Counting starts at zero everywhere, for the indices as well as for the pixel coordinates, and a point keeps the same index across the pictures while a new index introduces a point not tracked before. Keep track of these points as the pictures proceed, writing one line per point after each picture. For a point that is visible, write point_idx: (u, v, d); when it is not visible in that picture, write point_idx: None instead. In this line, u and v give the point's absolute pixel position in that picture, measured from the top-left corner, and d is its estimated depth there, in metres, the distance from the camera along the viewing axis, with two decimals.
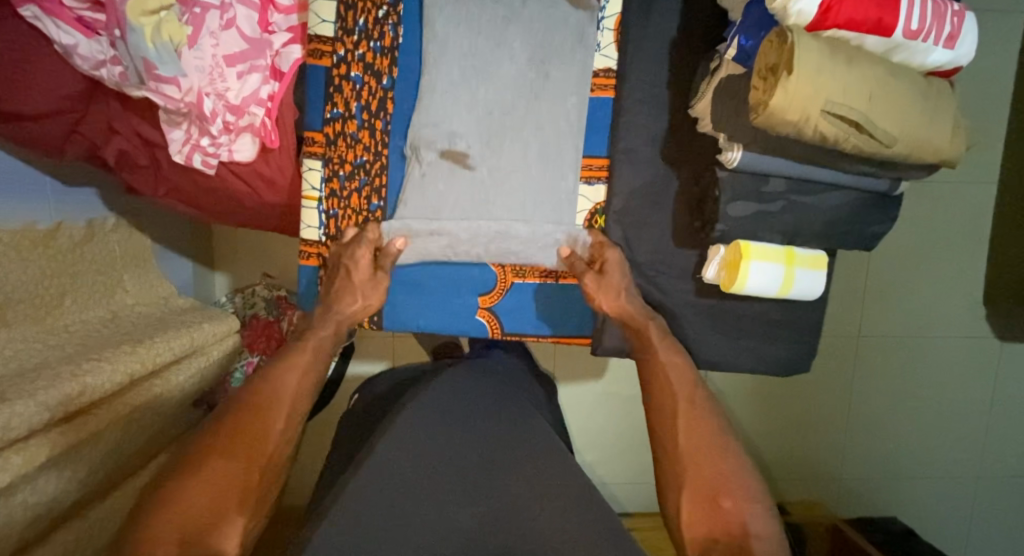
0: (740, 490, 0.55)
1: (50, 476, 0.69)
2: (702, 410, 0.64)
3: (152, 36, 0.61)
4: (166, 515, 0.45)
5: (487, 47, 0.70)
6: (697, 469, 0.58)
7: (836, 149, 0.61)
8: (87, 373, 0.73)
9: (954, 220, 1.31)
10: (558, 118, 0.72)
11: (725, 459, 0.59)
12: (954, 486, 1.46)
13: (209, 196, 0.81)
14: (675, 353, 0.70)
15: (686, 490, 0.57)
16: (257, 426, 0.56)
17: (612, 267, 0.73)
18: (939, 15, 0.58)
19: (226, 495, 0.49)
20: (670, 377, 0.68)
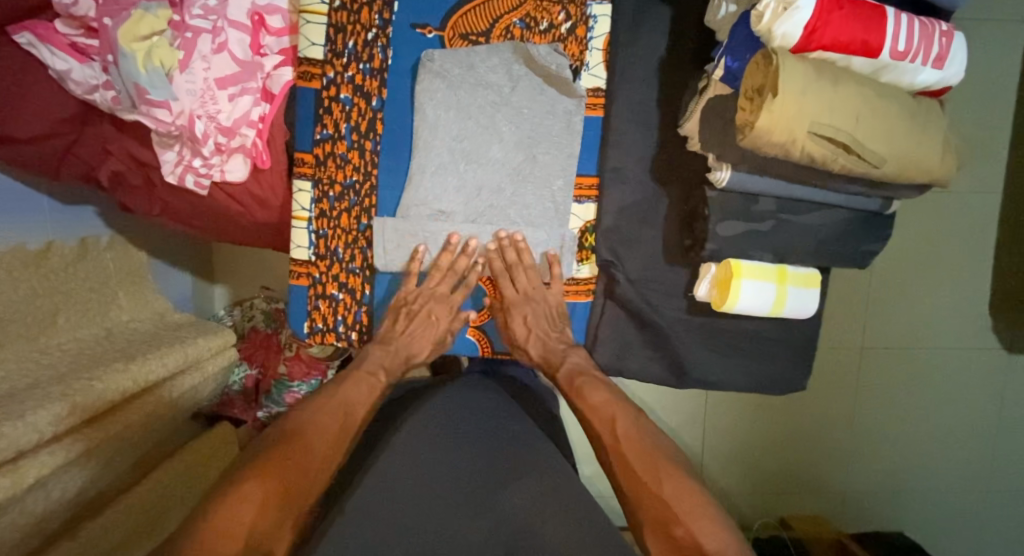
0: (687, 512, 0.58)
1: (40, 494, 0.70)
2: (638, 446, 0.67)
3: (143, 62, 0.63)
4: (216, 520, 0.49)
5: (477, 133, 0.72)
6: (649, 502, 0.60)
7: (825, 169, 0.61)
8: (80, 392, 0.74)
9: (957, 231, 1.30)
10: (546, 200, 0.74)
11: (670, 483, 0.61)
12: (962, 500, 1.44)
13: (203, 215, 0.81)
14: (596, 389, 0.74)
15: (644, 525, 0.59)
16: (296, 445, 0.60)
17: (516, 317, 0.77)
18: (926, 36, 0.58)
19: (266, 505, 0.52)
20: (597, 423, 0.71)
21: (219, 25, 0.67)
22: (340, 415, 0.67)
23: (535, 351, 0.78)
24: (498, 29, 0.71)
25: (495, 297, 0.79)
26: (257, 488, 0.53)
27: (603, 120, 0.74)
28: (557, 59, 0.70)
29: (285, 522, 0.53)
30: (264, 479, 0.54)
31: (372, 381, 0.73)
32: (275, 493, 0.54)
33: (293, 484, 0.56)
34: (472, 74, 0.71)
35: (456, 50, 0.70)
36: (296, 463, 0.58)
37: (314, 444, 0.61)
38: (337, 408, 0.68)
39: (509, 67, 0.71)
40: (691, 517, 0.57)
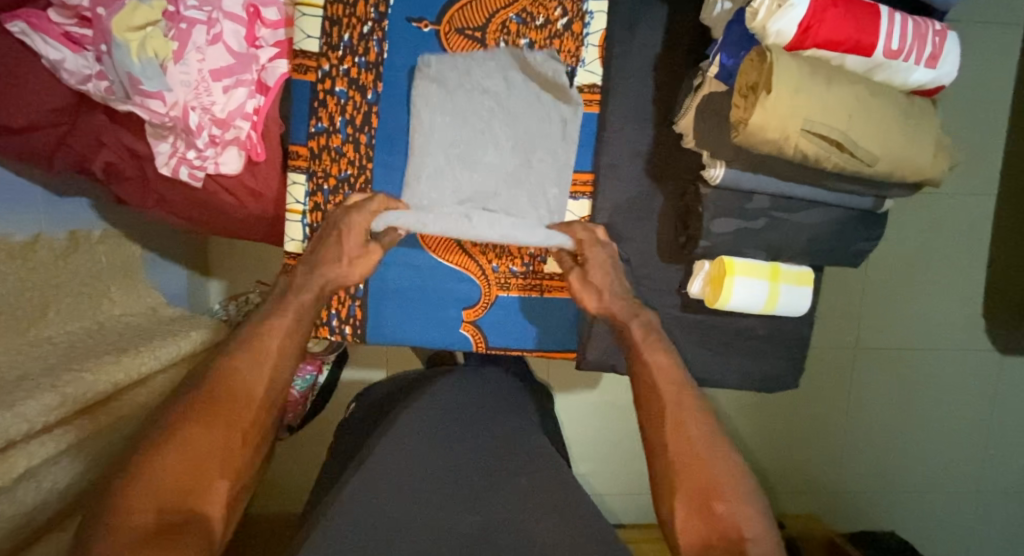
0: (731, 492, 0.53)
1: (30, 486, 0.70)
2: (694, 413, 0.60)
3: (137, 53, 0.62)
4: (142, 483, 0.45)
5: (474, 139, 0.72)
6: (692, 472, 0.54)
7: (818, 167, 0.61)
8: (71, 384, 0.74)
9: (951, 232, 1.31)
10: (540, 199, 0.75)
11: (719, 459, 0.55)
12: (953, 499, 1.45)
13: (197, 208, 0.81)
14: (660, 350, 0.67)
15: (679, 494, 0.53)
16: (234, 390, 0.55)
17: (595, 265, 0.71)
18: (919, 35, 0.58)
19: (196, 463, 0.48)
20: (656, 378, 0.63)
21: (214, 16, 0.67)
22: (264, 353, 0.60)
23: (608, 301, 0.71)
24: (494, 25, 0.71)
25: (488, 292, 0.78)
26: (173, 452, 0.48)
27: (598, 117, 0.75)
28: (552, 66, 0.71)
29: (210, 481, 0.48)
30: (181, 440, 0.49)
31: (297, 306, 0.65)
32: (189, 452, 0.49)
33: (218, 437, 0.51)
34: (469, 79, 0.71)
35: (453, 55, 0.71)
36: (216, 414, 0.52)
37: (236, 392, 0.55)
38: (257, 349, 0.60)
39: (506, 73, 0.72)
40: (732, 496, 0.52)
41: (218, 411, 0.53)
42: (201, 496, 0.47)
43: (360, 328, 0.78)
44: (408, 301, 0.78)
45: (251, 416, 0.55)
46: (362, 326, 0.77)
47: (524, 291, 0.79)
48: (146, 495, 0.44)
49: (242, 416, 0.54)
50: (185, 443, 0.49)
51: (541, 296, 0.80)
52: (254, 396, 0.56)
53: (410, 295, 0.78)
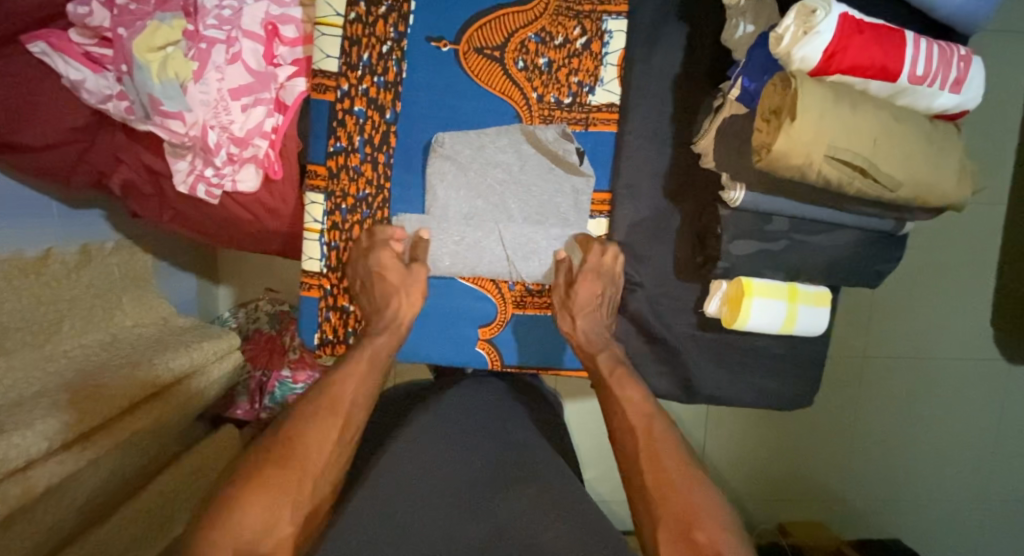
0: (712, 520, 0.54)
1: (49, 503, 0.71)
2: (671, 445, 0.62)
3: (158, 73, 0.63)
4: (224, 526, 0.48)
5: (488, 210, 0.74)
6: (672, 501, 0.56)
7: (840, 191, 0.61)
8: (89, 402, 0.75)
9: (962, 243, 1.30)
10: (557, 251, 0.76)
11: (695, 487, 0.57)
12: (961, 509, 1.44)
13: (212, 223, 0.81)
14: (629, 386, 0.69)
15: (659, 520, 0.55)
16: (308, 434, 0.58)
17: (581, 289, 0.72)
18: (944, 61, 0.58)
19: (276, 506, 0.51)
20: (628, 415, 0.66)
21: (233, 35, 0.66)
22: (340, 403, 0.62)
23: (580, 328, 0.73)
24: (514, 43, 0.71)
25: (505, 310, 0.78)
26: (255, 497, 0.50)
27: (616, 136, 0.74)
28: (564, 144, 0.73)
29: (284, 523, 0.51)
30: (262, 484, 0.52)
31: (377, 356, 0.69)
32: (270, 495, 0.51)
33: (293, 483, 0.53)
34: (482, 154, 0.73)
35: (467, 131, 0.72)
36: (293, 461, 0.55)
37: (310, 439, 0.57)
38: (332, 400, 0.62)
39: (518, 147, 0.73)
40: (711, 522, 0.54)
41: (296, 457, 0.55)
42: (272, 539, 0.49)
43: None
44: (425, 318, 0.78)
45: (322, 461, 0.57)
46: None
47: (541, 309, 0.79)
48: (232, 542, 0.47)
49: (315, 463, 0.56)
50: (261, 489, 0.51)
51: None
52: (328, 443, 0.58)
53: (426, 312, 0.78)
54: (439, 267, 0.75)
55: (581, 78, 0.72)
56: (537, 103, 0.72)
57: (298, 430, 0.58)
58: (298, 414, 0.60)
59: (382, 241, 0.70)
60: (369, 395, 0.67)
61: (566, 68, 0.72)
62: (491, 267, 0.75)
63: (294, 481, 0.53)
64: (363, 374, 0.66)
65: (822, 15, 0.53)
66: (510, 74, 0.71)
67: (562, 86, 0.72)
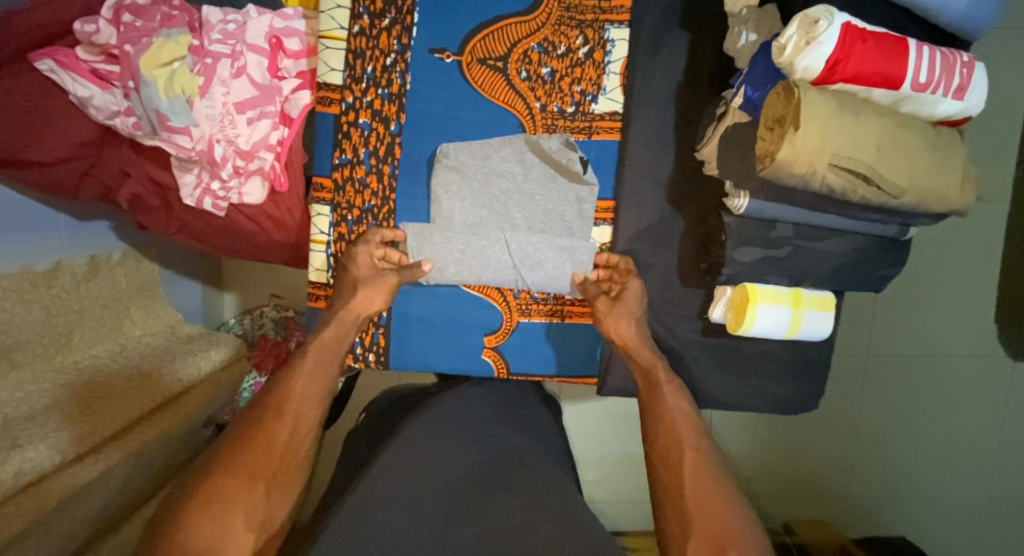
0: (745, 542, 0.53)
1: (64, 516, 0.71)
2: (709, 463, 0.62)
3: (165, 89, 0.64)
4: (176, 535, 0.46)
5: (493, 219, 0.74)
6: (706, 518, 0.55)
7: (845, 199, 0.61)
8: (92, 417, 0.76)
9: (965, 241, 1.30)
10: (565, 258, 0.75)
11: (729, 508, 0.57)
12: (964, 505, 1.44)
13: (220, 235, 0.82)
14: (682, 397, 0.69)
15: (692, 534, 0.55)
16: (261, 434, 0.57)
17: (629, 295, 0.73)
18: (947, 67, 0.58)
19: (229, 510, 0.50)
20: (676, 427, 0.66)
21: (237, 50, 0.67)
22: (289, 403, 0.61)
23: (630, 330, 0.73)
24: (517, 54, 0.71)
25: (510, 319, 0.79)
26: (204, 503, 0.49)
27: (620, 144, 0.74)
28: (566, 153, 0.74)
29: (237, 526, 0.50)
30: (214, 493, 0.51)
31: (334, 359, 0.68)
32: (222, 500, 0.50)
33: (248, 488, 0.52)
34: (487, 164, 0.73)
35: (471, 141, 0.73)
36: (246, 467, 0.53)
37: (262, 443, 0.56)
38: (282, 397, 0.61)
39: (522, 156, 0.74)
40: (746, 543, 0.53)
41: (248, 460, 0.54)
42: (229, 545, 0.48)
43: (384, 355, 0.78)
44: (431, 326, 0.78)
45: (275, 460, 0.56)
46: (386, 352, 0.78)
47: (547, 317, 0.80)
48: (184, 549, 0.45)
49: (268, 463, 0.55)
50: (212, 494, 0.50)
51: (562, 322, 0.80)
52: (278, 442, 0.57)
53: (432, 322, 0.78)
54: (445, 277, 0.75)
55: (583, 87, 0.73)
56: (541, 112, 0.73)
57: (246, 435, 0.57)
58: (244, 420, 0.59)
59: (371, 235, 0.72)
60: (325, 391, 0.66)
61: (568, 77, 0.72)
62: (498, 275, 0.75)
63: (246, 484, 0.52)
64: (315, 369, 0.66)
65: (824, 25, 0.53)
66: (514, 84, 0.72)
67: (566, 95, 0.73)
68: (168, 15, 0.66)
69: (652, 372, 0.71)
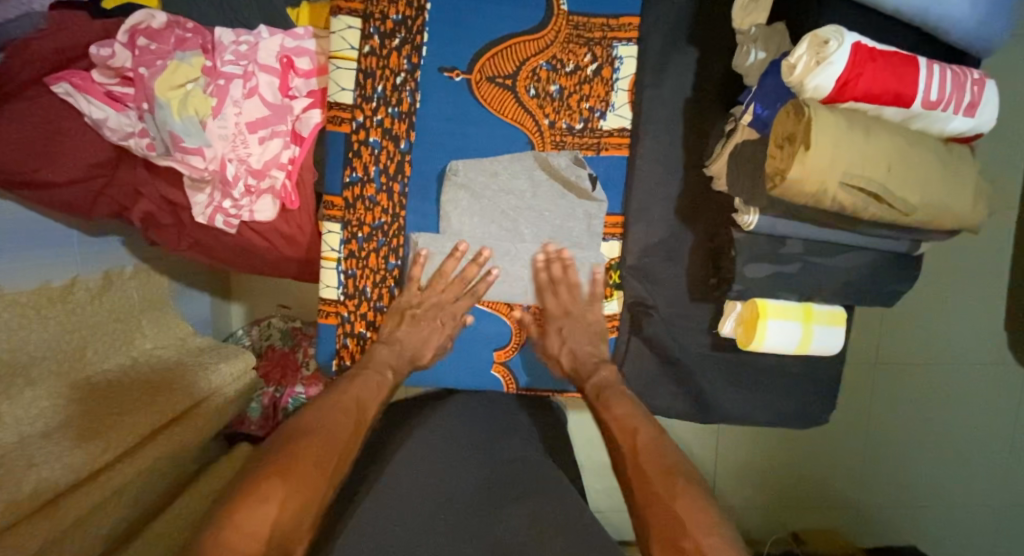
0: (698, 525, 0.52)
1: (76, 536, 0.71)
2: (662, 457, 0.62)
3: (178, 111, 0.65)
4: (259, 509, 0.48)
5: (501, 236, 0.75)
6: (657, 510, 0.55)
7: (855, 216, 0.61)
8: (95, 440, 0.73)
9: (974, 249, 1.29)
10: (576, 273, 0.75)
11: (683, 497, 0.55)
12: (975, 515, 1.43)
13: (231, 251, 0.82)
14: (624, 401, 0.71)
15: (651, 536, 0.53)
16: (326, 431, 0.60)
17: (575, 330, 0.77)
18: (958, 86, 0.58)
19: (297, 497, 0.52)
20: (623, 431, 0.66)
21: (250, 70, 0.68)
22: (348, 408, 0.65)
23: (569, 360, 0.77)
24: (525, 72, 0.71)
25: (519, 333, 0.79)
26: (274, 481, 0.51)
27: (628, 160, 0.75)
28: (575, 170, 0.73)
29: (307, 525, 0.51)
30: (286, 473, 0.53)
31: (380, 379, 0.71)
32: (297, 487, 0.52)
33: (317, 477, 0.55)
34: (496, 181, 0.73)
35: (479, 158, 0.73)
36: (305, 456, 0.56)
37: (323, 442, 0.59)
38: (342, 404, 0.65)
39: (531, 173, 0.74)
40: (702, 529, 0.51)
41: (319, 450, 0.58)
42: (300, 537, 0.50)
43: None
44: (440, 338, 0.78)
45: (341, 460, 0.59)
46: None
47: None
48: (252, 522, 0.47)
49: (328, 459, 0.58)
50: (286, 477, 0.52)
51: None
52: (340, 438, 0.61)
53: None
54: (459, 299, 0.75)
55: (592, 104, 0.73)
56: (549, 129, 0.73)
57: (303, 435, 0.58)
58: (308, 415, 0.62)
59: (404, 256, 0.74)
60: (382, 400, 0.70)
61: (577, 94, 0.73)
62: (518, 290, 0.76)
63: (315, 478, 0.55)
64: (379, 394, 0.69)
65: (835, 46, 0.53)
66: (522, 101, 0.72)
67: (574, 112, 0.73)
68: (182, 38, 0.67)
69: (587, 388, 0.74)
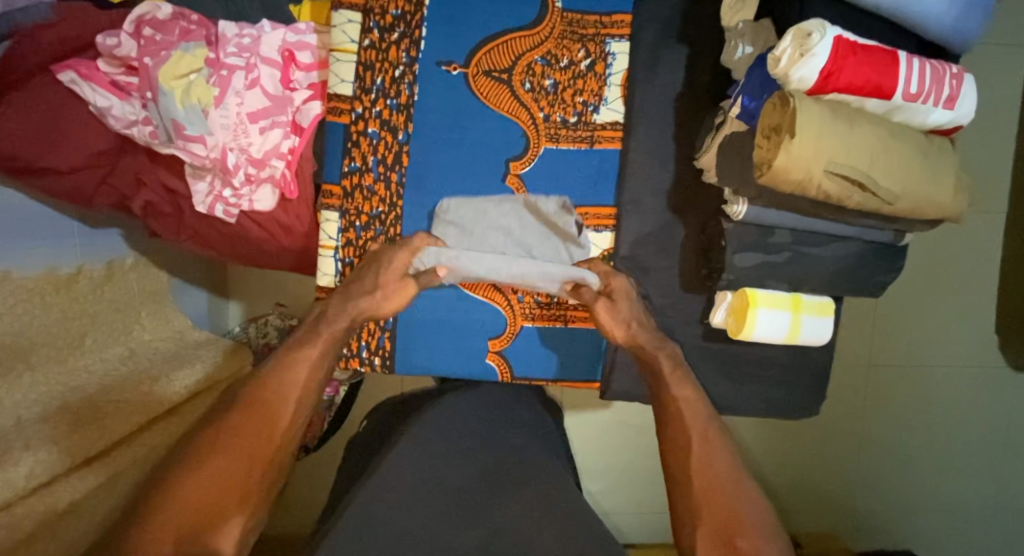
0: (755, 530, 0.52)
1: (75, 520, 0.71)
2: (717, 448, 0.61)
3: (181, 99, 0.66)
4: (166, 512, 0.47)
5: (492, 231, 0.77)
6: (715, 506, 0.55)
7: (841, 205, 0.62)
8: (91, 427, 0.74)
9: (962, 251, 1.32)
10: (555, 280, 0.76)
11: (739, 498, 0.55)
12: (970, 518, 1.43)
13: (230, 242, 0.83)
14: (686, 384, 0.67)
15: (700, 526, 0.54)
16: (263, 413, 0.57)
17: (620, 294, 0.73)
18: (937, 79, 0.60)
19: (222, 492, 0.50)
20: (684, 414, 0.64)
21: (252, 62, 0.69)
22: (290, 385, 0.61)
23: (635, 331, 0.71)
24: (521, 66, 0.73)
25: (514, 322, 0.80)
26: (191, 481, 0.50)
27: (621, 153, 0.76)
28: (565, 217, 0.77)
29: (232, 514, 0.49)
30: (200, 477, 0.50)
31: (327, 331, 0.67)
32: (215, 481, 0.50)
33: (241, 468, 0.52)
34: (489, 169, 0.76)
35: (474, 148, 0.75)
36: (221, 453, 0.53)
37: (249, 429, 0.56)
38: (283, 381, 0.61)
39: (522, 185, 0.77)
40: (755, 533, 0.52)
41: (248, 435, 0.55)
42: (220, 530, 0.47)
43: (389, 360, 0.80)
44: (436, 323, 0.79)
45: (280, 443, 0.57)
46: (392, 357, 0.79)
47: (549, 322, 0.81)
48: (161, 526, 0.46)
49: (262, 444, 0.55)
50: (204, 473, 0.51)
51: (564, 327, 0.81)
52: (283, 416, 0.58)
53: (436, 325, 0.80)
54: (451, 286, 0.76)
55: (585, 98, 0.75)
56: (544, 122, 0.75)
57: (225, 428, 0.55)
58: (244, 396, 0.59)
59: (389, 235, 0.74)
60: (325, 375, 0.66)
61: (571, 88, 0.75)
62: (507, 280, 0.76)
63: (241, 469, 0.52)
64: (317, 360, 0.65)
65: (817, 38, 0.55)
66: (517, 94, 0.74)
67: (568, 105, 0.75)
68: (186, 29, 0.69)
69: (655, 362, 0.70)
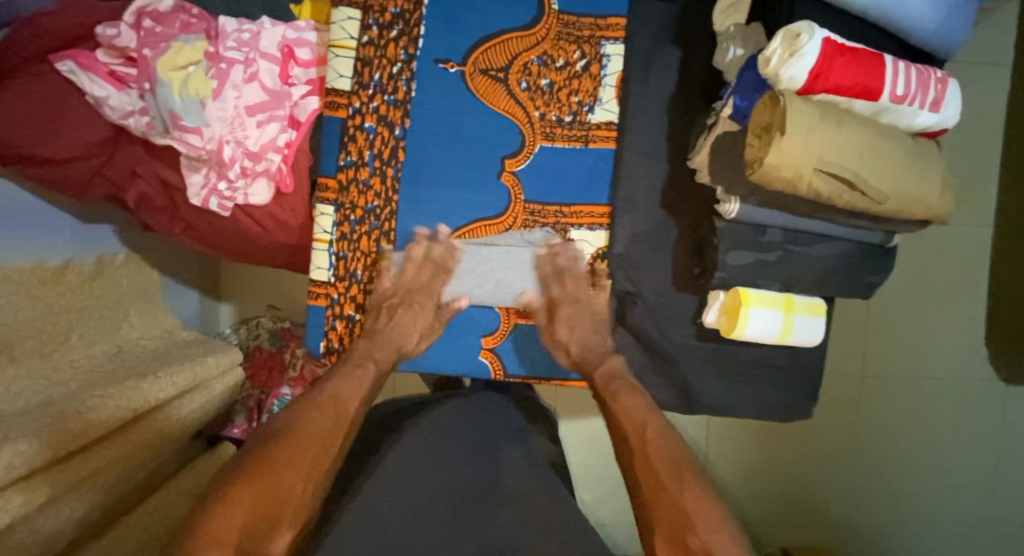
0: (705, 520, 0.51)
1: (49, 515, 0.69)
2: (665, 451, 0.61)
3: (179, 90, 0.67)
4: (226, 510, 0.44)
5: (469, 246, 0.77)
6: (664, 504, 0.54)
7: (830, 203, 0.63)
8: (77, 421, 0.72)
9: (951, 262, 1.33)
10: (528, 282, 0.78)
11: (692, 493, 0.54)
12: (965, 532, 1.42)
13: (223, 236, 0.83)
14: (631, 395, 0.70)
15: (657, 530, 0.52)
16: (306, 432, 0.58)
17: (565, 315, 0.76)
18: (922, 83, 0.62)
19: (274, 497, 0.48)
20: (626, 427, 0.66)
21: (251, 57, 0.70)
22: (337, 411, 0.63)
23: (576, 351, 0.77)
24: (517, 65, 0.75)
25: (507, 320, 0.80)
26: (247, 484, 0.48)
27: (615, 152, 0.77)
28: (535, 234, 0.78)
29: (283, 524, 0.47)
30: (256, 482, 0.49)
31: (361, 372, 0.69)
32: (270, 486, 0.49)
33: (292, 480, 0.51)
34: (484, 166, 0.77)
35: (471, 144, 0.76)
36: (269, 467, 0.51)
37: (288, 449, 0.54)
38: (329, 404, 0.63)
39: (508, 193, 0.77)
40: (708, 524, 0.51)
41: (293, 449, 0.55)
42: (275, 537, 0.45)
43: None
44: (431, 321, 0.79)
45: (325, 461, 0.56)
46: None
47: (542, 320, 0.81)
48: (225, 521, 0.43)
49: (309, 457, 0.55)
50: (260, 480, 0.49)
51: None
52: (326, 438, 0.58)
53: None
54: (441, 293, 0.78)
55: (581, 98, 0.76)
56: (539, 121, 0.76)
57: (267, 450, 0.54)
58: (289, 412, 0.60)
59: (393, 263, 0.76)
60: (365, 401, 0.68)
61: (567, 88, 0.76)
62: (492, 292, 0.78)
63: (292, 479, 0.51)
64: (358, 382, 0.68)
65: (806, 39, 0.56)
66: (514, 93, 0.75)
67: (564, 105, 0.76)
68: (187, 22, 0.70)
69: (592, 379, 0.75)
